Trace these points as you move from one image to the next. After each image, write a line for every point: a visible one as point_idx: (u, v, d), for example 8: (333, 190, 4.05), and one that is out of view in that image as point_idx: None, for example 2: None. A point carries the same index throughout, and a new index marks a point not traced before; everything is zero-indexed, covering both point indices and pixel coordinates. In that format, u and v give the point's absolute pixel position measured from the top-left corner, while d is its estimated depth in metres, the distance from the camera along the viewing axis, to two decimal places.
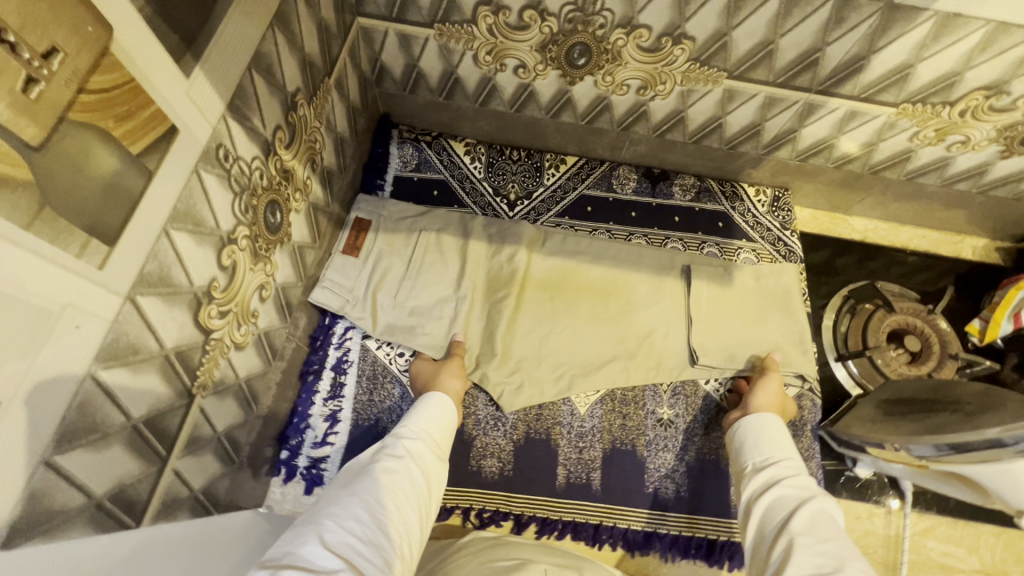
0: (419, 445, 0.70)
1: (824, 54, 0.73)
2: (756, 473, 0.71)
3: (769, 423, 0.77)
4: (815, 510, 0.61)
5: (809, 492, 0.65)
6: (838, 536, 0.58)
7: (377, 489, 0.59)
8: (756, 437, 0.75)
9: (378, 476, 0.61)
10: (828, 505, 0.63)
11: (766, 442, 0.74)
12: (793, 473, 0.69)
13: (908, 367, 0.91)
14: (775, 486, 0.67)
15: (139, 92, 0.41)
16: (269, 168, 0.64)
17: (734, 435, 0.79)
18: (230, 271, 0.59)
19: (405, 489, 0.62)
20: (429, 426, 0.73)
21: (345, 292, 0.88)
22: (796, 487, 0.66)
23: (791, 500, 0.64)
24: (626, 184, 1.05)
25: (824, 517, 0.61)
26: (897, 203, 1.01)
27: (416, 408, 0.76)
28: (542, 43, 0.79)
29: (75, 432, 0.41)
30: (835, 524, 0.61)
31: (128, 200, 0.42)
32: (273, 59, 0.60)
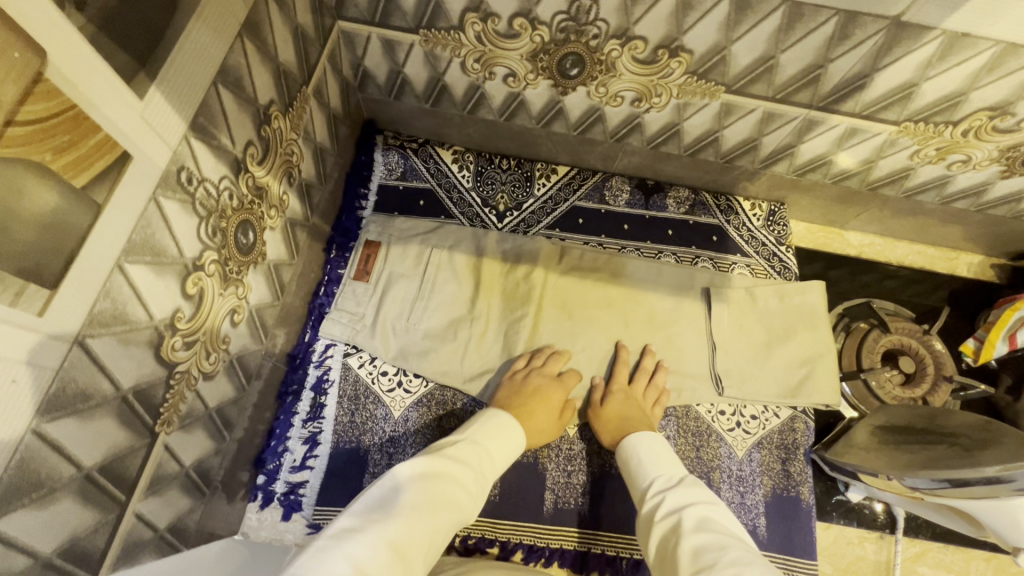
0: (474, 457, 0.65)
1: (826, 71, 0.70)
2: (647, 500, 0.65)
3: (650, 439, 0.74)
4: (697, 516, 0.58)
5: (699, 499, 0.61)
6: (735, 543, 0.53)
7: (420, 499, 0.54)
8: (643, 457, 0.72)
9: (425, 484, 0.56)
10: (719, 510, 0.59)
11: (653, 461, 0.70)
12: (676, 484, 0.65)
13: (902, 389, 0.89)
14: (662, 504, 0.62)
15: (82, 120, 0.37)
16: (240, 187, 0.59)
17: (625, 461, 0.74)
18: (196, 299, 0.55)
19: (449, 505, 0.56)
20: (488, 442, 0.69)
21: (355, 321, 0.87)
22: (681, 495, 0.62)
23: (678, 508, 0.60)
24: (619, 196, 1.02)
25: (718, 522, 0.57)
26: (893, 218, 0.99)
27: (483, 422, 0.72)
28: (532, 52, 0.76)
29: (17, 492, 0.38)
30: (730, 530, 0.56)
31: (71, 238, 0.38)
32: (242, 70, 0.55)
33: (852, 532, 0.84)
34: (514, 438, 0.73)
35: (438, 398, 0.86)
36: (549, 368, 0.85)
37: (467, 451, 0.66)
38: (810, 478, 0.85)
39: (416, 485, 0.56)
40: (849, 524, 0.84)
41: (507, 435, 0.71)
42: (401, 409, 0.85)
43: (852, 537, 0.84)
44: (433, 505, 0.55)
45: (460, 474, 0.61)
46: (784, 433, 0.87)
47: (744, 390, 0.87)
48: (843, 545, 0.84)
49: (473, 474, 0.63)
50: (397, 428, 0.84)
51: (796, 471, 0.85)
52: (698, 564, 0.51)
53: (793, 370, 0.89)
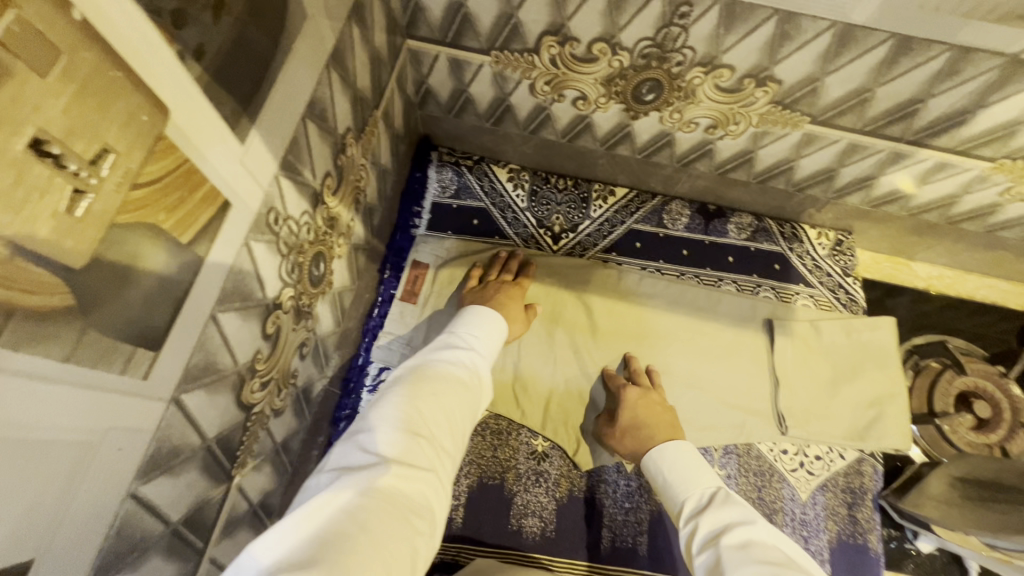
0: (467, 347, 0.63)
1: (925, 106, 0.66)
2: (681, 526, 0.60)
3: (669, 451, 0.68)
4: (743, 539, 0.53)
5: (737, 520, 0.55)
6: (785, 568, 0.48)
7: (427, 382, 0.53)
8: (669, 474, 0.65)
9: (427, 370, 0.55)
10: (762, 528, 0.54)
11: (680, 476, 0.64)
12: (709, 503, 0.59)
13: (975, 434, 0.85)
14: (699, 532, 0.56)
15: (194, 173, 0.35)
16: (316, 220, 0.58)
17: (651, 475, 0.68)
18: (273, 338, 0.53)
19: (454, 381, 0.55)
20: (484, 327, 0.67)
21: (404, 345, 0.85)
22: (719, 518, 0.56)
23: (719, 531, 0.55)
24: (678, 220, 0.98)
25: (765, 547, 0.52)
26: (968, 251, 0.94)
27: (466, 314, 0.70)
28: (608, 77, 0.72)
29: (113, 560, 0.36)
30: (780, 552, 0.52)
31: (176, 296, 0.36)
32: (327, 102, 0.53)
33: None
34: (495, 320, 0.70)
35: (492, 428, 0.84)
36: (504, 277, 0.87)
37: (462, 337, 0.65)
38: (878, 525, 0.82)
39: (418, 370, 0.55)
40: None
41: (495, 325, 0.69)
42: None
43: None
44: (441, 385, 0.54)
45: (459, 357, 0.60)
46: (851, 476, 0.83)
47: (810, 430, 0.84)
48: None
49: (470, 353, 0.62)
50: None
51: (863, 518, 0.82)
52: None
53: (861, 412, 0.85)
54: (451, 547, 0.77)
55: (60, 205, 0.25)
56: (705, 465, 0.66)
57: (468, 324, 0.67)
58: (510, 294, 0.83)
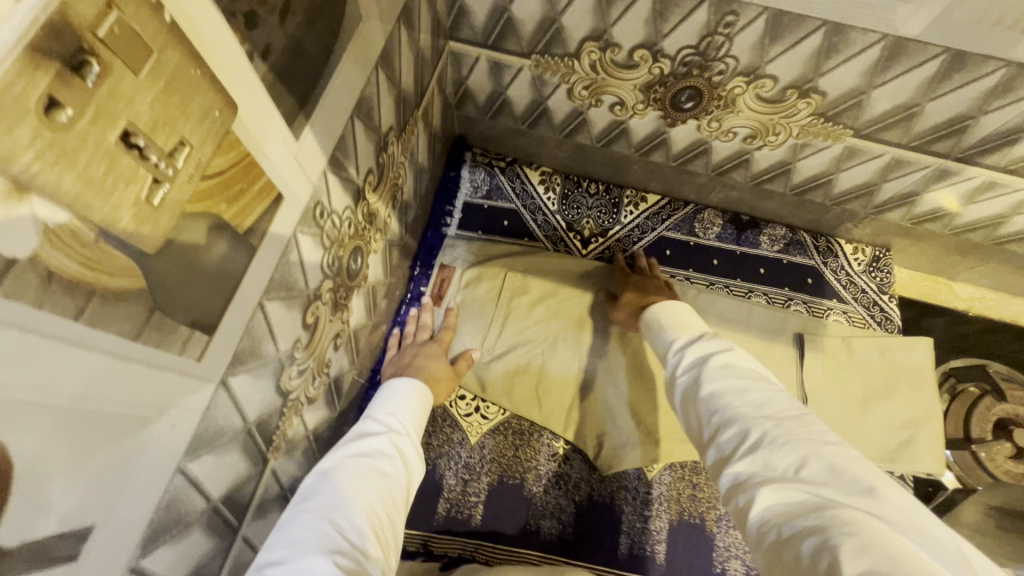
0: (388, 436, 0.62)
1: (976, 123, 0.64)
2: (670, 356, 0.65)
3: (675, 307, 0.73)
4: (724, 360, 0.56)
5: (717, 348, 0.59)
6: (756, 385, 0.51)
7: (347, 484, 0.52)
8: (666, 323, 0.70)
9: (345, 471, 0.54)
10: (744, 355, 0.57)
11: (677, 323, 0.69)
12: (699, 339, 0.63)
13: (1014, 463, 0.82)
14: (682, 358, 0.61)
15: (253, 167, 0.36)
16: (357, 215, 0.59)
17: (651, 328, 0.73)
18: (312, 328, 0.55)
19: (376, 475, 0.54)
20: (399, 409, 0.67)
21: None
22: (703, 348, 0.60)
23: (703, 356, 0.59)
24: (709, 229, 0.97)
25: (742, 366, 0.54)
26: (1014, 273, 0.90)
27: (383, 395, 0.71)
28: (648, 84, 0.73)
29: (161, 530, 0.38)
30: (756, 371, 0.54)
31: (230, 283, 0.38)
32: (373, 101, 0.55)
33: None
34: (416, 390, 0.72)
35: (514, 428, 0.85)
36: (419, 336, 0.86)
37: (381, 427, 0.64)
38: None
39: (335, 475, 0.53)
40: None
41: (417, 403, 0.70)
42: (476, 435, 0.84)
43: None
44: (351, 485, 0.51)
45: (370, 450, 0.58)
46: None
47: None
48: None
49: (390, 443, 0.61)
50: (473, 454, 0.83)
51: None
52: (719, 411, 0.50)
53: (892, 433, 0.83)
54: (470, 543, 0.78)
55: (141, 193, 0.26)
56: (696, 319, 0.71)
57: (392, 414, 0.66)
58: (430, 352, 0.82)
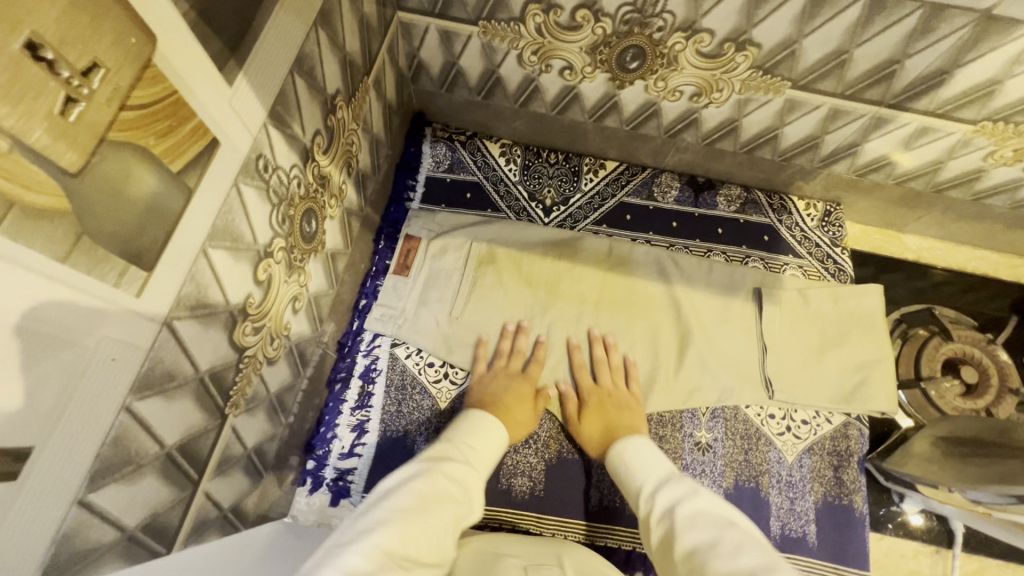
0: (468, 456, 0.64)
1: (903, 67, 0.67)
2: (641, 504, 0.61)
3: (636, 445, 0.69)
4: (693, 508, 0.53)
5: (683, 494, 0.56)
6: (726, 532, 0.49)
7: (422, 496, 0.54)
8: (634, 461, 0.67)
9: (426, 483, 0.55)
10: (714, 499, 0.55)
11: (644, 468, 0.65)
12: (668, 480, 0.61)
13: (963, 400, 0.86)
14: (654, 511, 0.57)
15: (182, 104, 0.37)
16: (307, 175, 0.60)
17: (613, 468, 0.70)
18: (265, 285, 0.56)
19: (448, 496, 0.56)
20: (480, 439, 0.68)
21: (396, 316, 0.87)
22: (674, 496, 0.57)
23: (675, 501, 0.56)
24: (667, 193, 1.00)
25: (702, 513, 0.53)
26: (957, 222, 0.94)
27: (461, 424, 0.70)
28: (593, 45, 0.75)
29: (110, 466, 0.39)
30: (722, 514, 0.52)
31: (166, 222, 0.39)
32: (315, 60, 0.56)
33: (906, 545, 0.81)
34: (495, 427, 0.71)
35: None
36: (508, 361, 0.84)
37: (461, 446, 0.65)
38: (864, 487, 0.83)
39: (415, 483, 0.55)
40: (903, 537, 0.82)
41: (497, 435, 0.70)
42: (447, 401, 0.85)
43: (907, 550, 0.81)
44: (434, 503, 0.54)
45: (455, 474, 0.59)
46: (837, 439, 0.84)
47: (797, 395, 0.85)
48: (897, 558, 0.81)
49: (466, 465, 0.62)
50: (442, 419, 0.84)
51: (849, 480, 0.82)
52: (689, 559, 0.48)
53: (847, 376, 0.86)
54: None
55: (55, 106, 0.28)
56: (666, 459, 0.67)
57: (470, 435, 0.68)
58: (520, 394, 0.81)
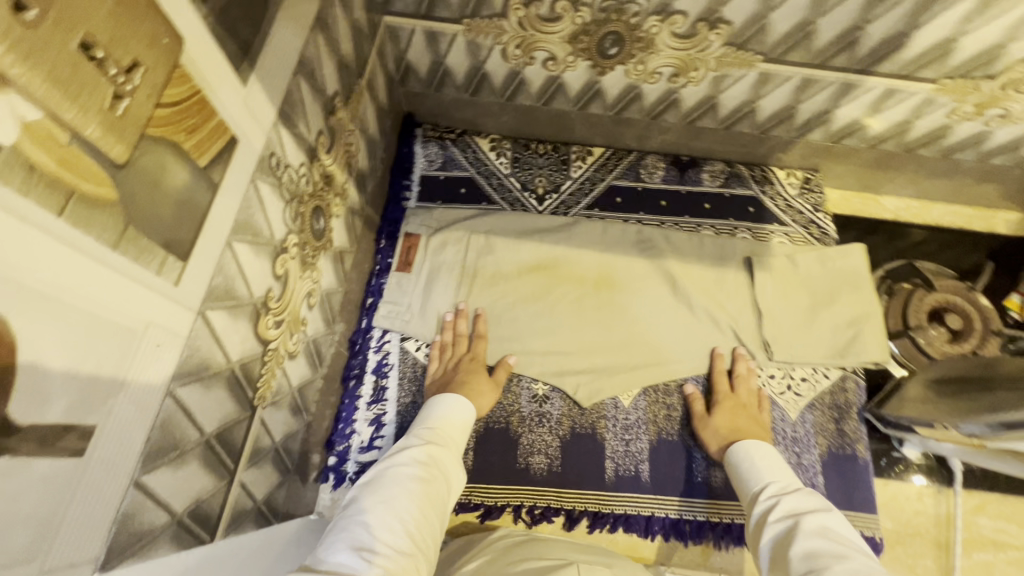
0: (439, 440, 0.67)
1: (865, 33, 0.72)
2: (758, 500, 0.64)
3: (757, 449, 0.73)
4: (816, 519, 0.55)
5: (813, 506, 0.58)
6: (857, 554, 0.49)
7: (398, 482, 0.56)
8: (756, 462, 0.71)
9: (398, 471, 0.58)
10: (841, 520, 0.56)
11: (770, 471, 0.68)
12: (794, 490, 0.63)
13: (950, 345, 0.90)
14: (776, 506, 0.60)
15: (206, 103, 0.40)
16: (314, 174, 0.63)
17: (732, 461, 0.75)
18: (283, 280, 0.58)
19: (422, 475, 0.59)
20: (438, 424, 0.70)
21: (404, 311, 0.89)
22: (799, 505, 0.59)
23: (798, 508, 0.58)
24: (654, 173, 1.03)
25: (827, 527, 0.54)
26: (930, 179, 1.00)
27: (424, 415, 0.73)
28: (573, 34, 0.78)
29: (159, 450, 0.41)
30: (854, 539, 0.53)
31: (197, 215, 0.41)
32: (315, 62, 0.59)
33: (910, 489, 0.85)
34: (454, 406, 0.74)
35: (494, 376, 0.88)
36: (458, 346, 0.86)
37: (428, 432, 0.68)
38: (865, 436, 0.86)
39: (388, 472, 0.58)
40: (906, 480, 0.85)
41: (455, 416, 0.73)
42: None
43: (911, 493, 0.84)
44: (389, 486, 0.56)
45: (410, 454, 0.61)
46: (836, 393, 0.88)
47: (794, 354, 0.89)
48: (902, 501, 0.84)
49: (434, 445, 0.65)
50: None
51: (850, 431, 0.86)
52: (811, 559, 0.50)
53: (840, 332, 0.90)
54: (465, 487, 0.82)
55: (104, 102, 0.30)
56: (793, 473, 0.68)
57: (436, 423, 0.70)
58: (468, 372, 0.82)
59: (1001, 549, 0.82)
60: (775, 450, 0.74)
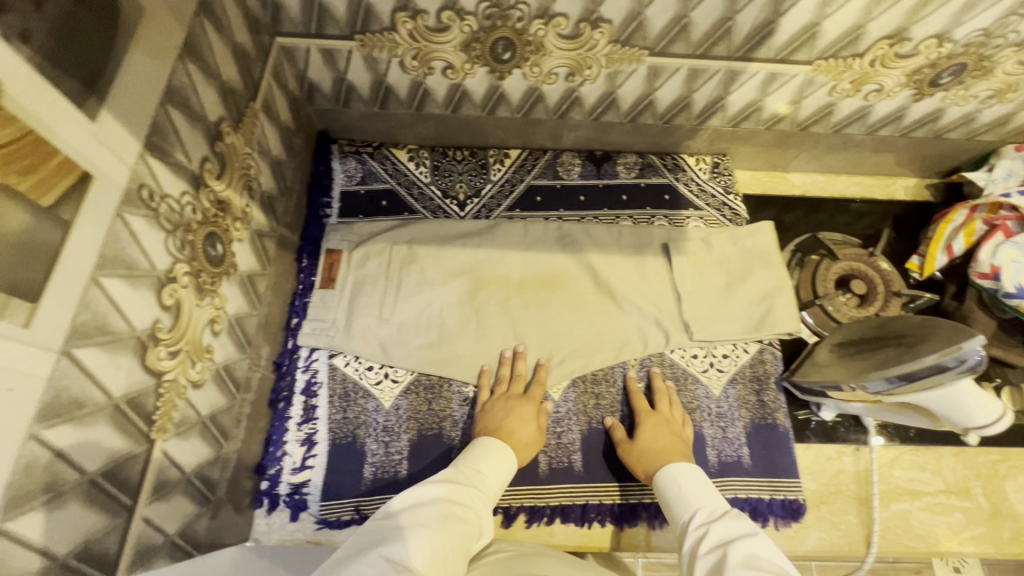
0: (473, 478, 0.68)
1: (735, 23, 0.76)
2: (688, 530, 0.64)
3: (684, 470, 0.73)
4: (747, 551, 0.56)
5: (740, 533, 0.59)
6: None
7: (424, 519, 0.57)
8: (679, 486, 0.71)
9: (430, 507, 0.59)
10: (765, 545, 0.57)
11: (693, 493, 0.69)
12: (720, 515, 0.64)
13: (857, 310, 0.95)
14: (705, 538, 0.61)
15: (41, 142, 0.40)
16: (201, 202, 0.63)
17: (658, 487, 0.74)
18: (174, 310, 0.58)
19: (454, 517, 0.59)
20: (482, 463, 0.71)
21: (329, 328, 0.89)
22: (729, 534, 0.60)
23: (729, 537, 0.59)
24: (571, 170, 1.06)
25: (760, 560, 0.55)
26: (829, 154, 1.05)
27: (472, 450, 0.74)
28: (464, 42, 0.80)
29: (25, 495, 0.40)
30: (778, 565, 0.55)
31: (45, 255, 0.41)
32: (188, 91, 0.59)
33: (830, 449, 0.89)
34: (500, 448, 0.74)
35: (424, 384, 0.89)
36: (512, 384, 0.87)
37: (466, 470, 0.69)
38: (784, 404, 0.90)
39: (418, 507, 0.59)
40: (827, 442, 0.90)
41: (497, 455, 0.73)
42: (391, 400, 0.87)
43: (831, 453, 0.89)
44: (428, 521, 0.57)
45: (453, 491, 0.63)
46: (755, 366, 0.92)
47: (713, 332, 0.92)
48: (824, 461, 0.89)
49: (471, 487, 0.66)
50: (390, 417, 0.87)
51: (770, 401, 0.90)
52: None
53: (754, 307, 0.93)
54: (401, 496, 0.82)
55: None
56: (714, 490, 0.70)
57: (476, 461, 0.71)
58: (521, 411, 0.82)
59: (916, 497, 0.87)
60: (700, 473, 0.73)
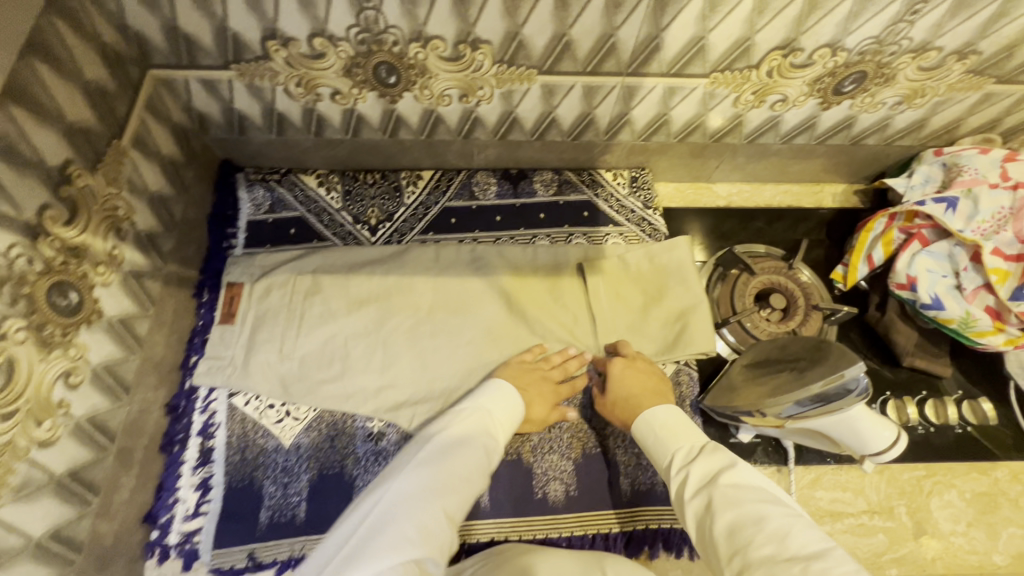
0: (494, 429, 0.75)
1: (618, 39, 0.73)
2: (672, 474, 0.68)
3: (661, 415, 0.75)
4: (732, 484, 0.60)
5: (722, 467, 0.63)
6: (770, 508, 0.56)
7: (464, 474, 0.66)
8: (655, 434, 0.73)
9: (469, 463, 0.68)
10: (744, 472, 0.61)
11: (668, 434, 0.72)
12: (697, 454, 0.67)
13: (777, 325, 0.92)
14: (689, 479, 0.64)
15: None
16: (43, 252, 0.60)
17: (639, 433, 0.76)
18: (6, 370, 0.55)
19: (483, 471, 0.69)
20: (507, 414, 0.77)
21: (226, 366, 0.86)
22: (713, 471, 0.63)
23: (714, 473, 0.63)
24: (487, 190, 1.03)
25: (746, 487, 0.59)
26: (750, 164, 1.02)
27: (491, 391, 0.79)
28: (345, 68, 0.77)
29: None
30: (760, 488, 0.59)
31: None
32: (16, 137, 0.56)
33: None
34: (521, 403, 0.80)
35: (327, 421, 0.86)
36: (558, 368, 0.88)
37: (491, 420, 0.76)
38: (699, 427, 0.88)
39: (459, 460, 0.67)
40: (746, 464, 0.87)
41: (516, 413, 0.79)
42: (291, 438, 0.84)
43: None
44: (461, 484, 0.65)
45: (477, 445, 0.70)
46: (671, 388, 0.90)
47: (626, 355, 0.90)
48: None
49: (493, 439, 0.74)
50: (289, 458, 0.83)
51: None
52: (743, 540, 0.54)
53: (669, 327, 0.91)
54: (297, 541, 0.80)
55: None
56: (689, 424, 0.73)
57: (501, 409, 0.77)
58: (541, 393, 0.84)
59: (838, 519, 0.84)
60: (671, 414, 0.75)
